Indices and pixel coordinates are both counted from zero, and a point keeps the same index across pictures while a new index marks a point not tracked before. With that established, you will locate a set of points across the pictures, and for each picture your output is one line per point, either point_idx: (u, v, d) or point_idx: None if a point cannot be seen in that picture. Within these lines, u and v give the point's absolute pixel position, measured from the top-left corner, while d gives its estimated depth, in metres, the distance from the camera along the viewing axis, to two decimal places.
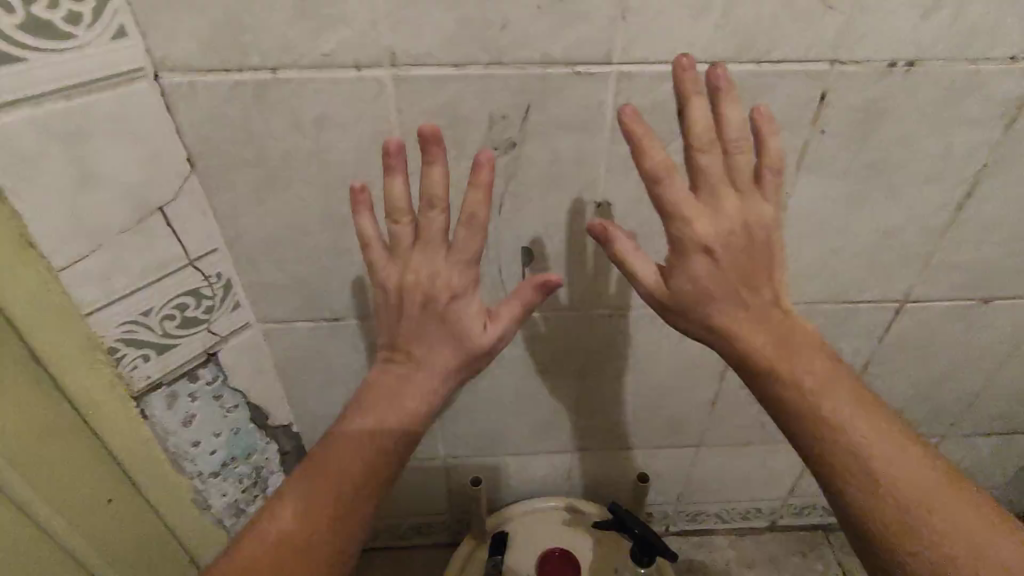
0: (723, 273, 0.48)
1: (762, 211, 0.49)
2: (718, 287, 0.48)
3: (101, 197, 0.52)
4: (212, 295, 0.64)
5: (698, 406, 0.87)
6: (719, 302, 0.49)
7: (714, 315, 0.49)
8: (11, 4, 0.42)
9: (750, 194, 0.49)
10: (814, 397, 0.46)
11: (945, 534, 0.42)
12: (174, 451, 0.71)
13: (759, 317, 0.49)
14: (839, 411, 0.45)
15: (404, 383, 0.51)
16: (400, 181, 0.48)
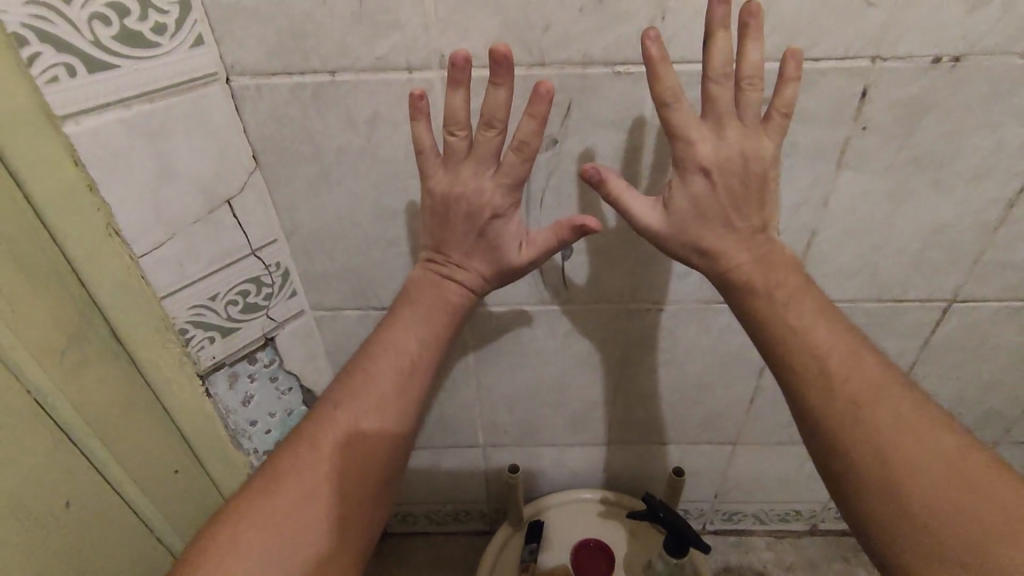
0: (716, 195, 0.49)
1: (762, 147, 0.50)
2: (710, 209, 0.50)
3: (177, 191, 0.57)
4: (271, 283, 0.69)
5: (736, 403, 0.88)
6: (714, 229, 0.51)
7: (711, 241, 0.51)
8: (109, 18, 0.47)
9: (753, 127, 0.49)
10: (804, 329, 0.49)
11: (921, 465, 0.45)
12: (234, 429, 0.77)
13: (756, 249, 0.51)
14: (825, 344, 0.48)
15: (443, 290, 0.57)
16: (462, 95, 0.48)
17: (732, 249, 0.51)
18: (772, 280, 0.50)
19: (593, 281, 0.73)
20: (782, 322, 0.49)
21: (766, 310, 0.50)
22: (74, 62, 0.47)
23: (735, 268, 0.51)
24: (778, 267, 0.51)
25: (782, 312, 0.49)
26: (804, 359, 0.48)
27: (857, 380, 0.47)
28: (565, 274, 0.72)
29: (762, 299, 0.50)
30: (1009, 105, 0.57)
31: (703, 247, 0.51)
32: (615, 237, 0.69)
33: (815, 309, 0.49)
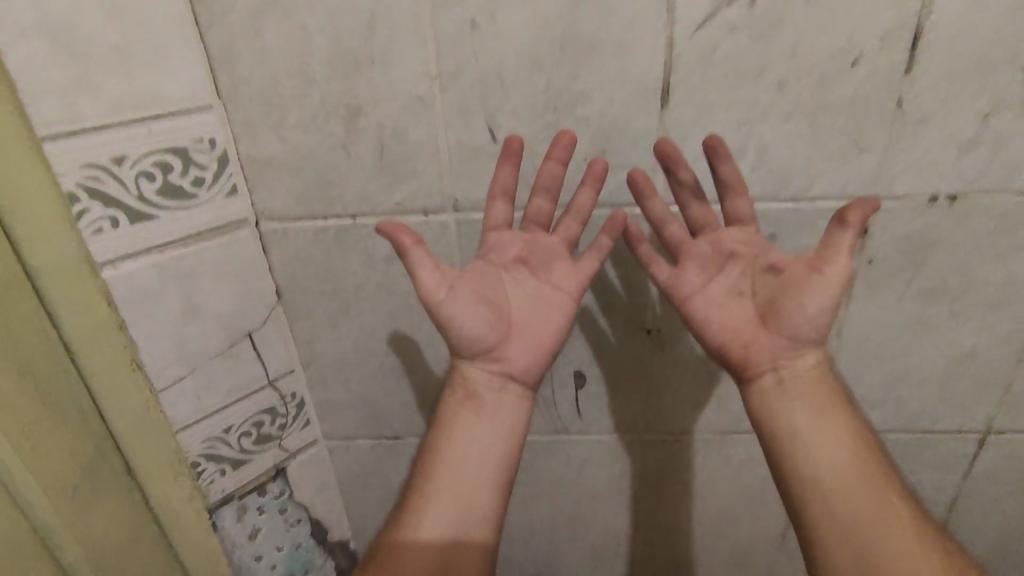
0: (719, 262, 0.55)
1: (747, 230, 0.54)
2: (713, 270, 0.55)
3: (202, 326, 0.59)
4: (285, 413, 0.69)
5: (768, 539, 0.82)
6: (716, 299, 0.55)
7: (713, 309, 0.55)
8: (153, 175, 0.52)
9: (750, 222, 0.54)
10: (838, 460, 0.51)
11: None
12: (238, 565, 0.73)
13: (774, 346, 0.53)
14: (857, 474, 0.51)
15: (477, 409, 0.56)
16: (501, 207, 0.54)
17: (728, 310, 0.55)
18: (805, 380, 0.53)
19: (609, 410, 0.72)
20: (807, 423, 0.52)
21: (793, 409, 0.52)
22: (119, 214, 0.51)
23: (734, 334, 0.55)
24: (770, 332, 0.53)
25: (807, 411, 0.52)
26: (837, 478, 0.50)
27: (861, 498, 0.50)
28: (580, 404, 0.72)
29: (789, 398, 0.53)
30: (1014, 238, 0.57)
31: (751, 338, 0.54)
32: (629, 366, 0.69)
33: (836, 408, 0.53)
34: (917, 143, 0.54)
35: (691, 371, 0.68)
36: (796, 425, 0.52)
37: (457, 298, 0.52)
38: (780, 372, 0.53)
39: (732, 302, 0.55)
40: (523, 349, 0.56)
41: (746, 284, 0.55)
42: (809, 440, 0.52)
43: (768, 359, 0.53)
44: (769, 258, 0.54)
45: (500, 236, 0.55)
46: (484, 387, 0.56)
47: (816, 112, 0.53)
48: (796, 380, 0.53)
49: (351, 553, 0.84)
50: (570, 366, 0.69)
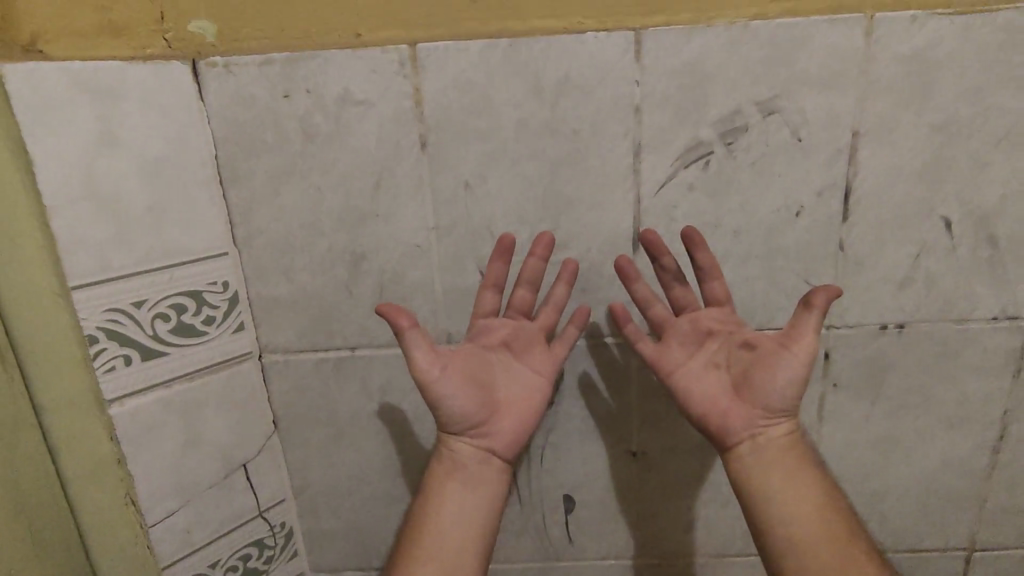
0: (699, 335, 0.58)
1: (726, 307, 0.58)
2: (693, 343, 0.58)
3: (200, 458, 0.61)
4: (273, 544, 0.69)
5: None
6: (697, 371, 0.58)
7: (695, 380, 0.58)
8: (169, 316, 0.57)
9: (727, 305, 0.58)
10: (802, 517, 0.54)
11: None
12: None
13: (748, 413, 0.56)
14: (822, 530, 0.54)
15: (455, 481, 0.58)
16: (489, 297, 0.58)
17: (708, 380, 0.58)
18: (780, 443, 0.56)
19: (599, 535, 0.72)
20: (783, 489, 0.55)
21: (770, 475, 0.55)
22: (133, 353, 0.56)
23: (713, 405, 0.57)
24: (745, 400, 0.56)
25: (778, 474, 0.55)
26: (802, 535, 0.54)
27: (826, 552, 0.54)
28: (570, 529, 0.72)
29: (767, 461, 0.56)
30: (961, 360, 0.62)
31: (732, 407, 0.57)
32: (616, 489, 0.70)
33: (808, 471, 0.56)
34: (861, 279, 0.60)
35: (676, 493, 0.70)
36: (765, 486, 0.55)
37: (447, 380, 0.55)
38: (755, 437, 0.56)
39: (709, 375, 0.58)
40: (511, 426, 0.59)
41: (724, 357, 0.58)
42: (783, 502, 0.55)
43: (744, 425, 0.56)
44: (745, 334, 0.57)
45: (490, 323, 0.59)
46: (470, 464, 0.58)
47: (770, 254, 0.60)
48: (773, 442, 0.56)
49: None
50: (560, 490, 0.70)
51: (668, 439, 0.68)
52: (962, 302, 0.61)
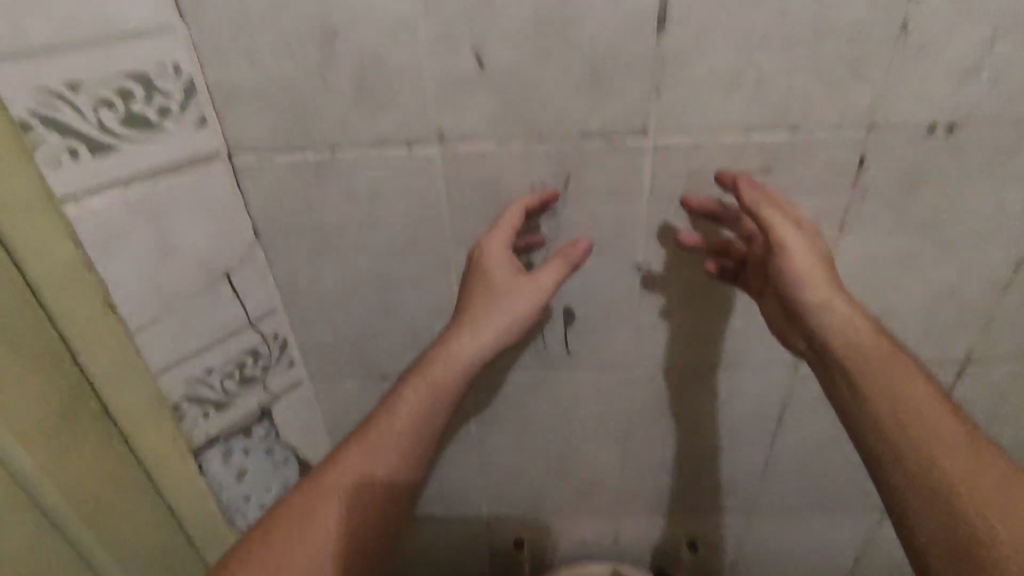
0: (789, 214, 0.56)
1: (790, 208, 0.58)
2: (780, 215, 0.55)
3: (177, 266, 0.57)
4: (268, 353, 0.68)
5: (750, 470, 0.85)
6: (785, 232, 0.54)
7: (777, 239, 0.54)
8: (115, 104, 0.48)
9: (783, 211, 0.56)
10: (877, 369, 0.51)
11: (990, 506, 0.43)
12: (229, 509, 0.73)
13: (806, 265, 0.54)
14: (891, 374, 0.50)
15: (420, 392, 0.57)
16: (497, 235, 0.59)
17: (788, 243, 0.55)
18: (815, 258, 0.55)
19: (598, 347, 0.72)
20: (835, 326, 0.53)
21: (815, 282, 0.54)
22: (78, 146, 0.48)
23: (789, 263, 0.54)
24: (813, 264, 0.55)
25: (813, 264, 0.54)
26: (893, 397, 0.49)
27: (906, 403, 0.49)
28: (567, 359, 0.73)
29: (806, 261, 0.54)
30: (1007, 168, 0.57)
31: (785, 238, 0.54)
32: (618, 304, 0.68)
33: (842, 287, 0.55)
34: (920, 69, 0.52)
35: (681, 308, 0.68)
36: (805, 267, 0.54)
37: (497, 278, 0.59)
38: (813, 276, 0.54)
39: (796, 240, 0.55)
40: (490, 334, 0.58)
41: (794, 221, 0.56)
42: (809, 283, 0.54)
43: (801, 250, 0.54)
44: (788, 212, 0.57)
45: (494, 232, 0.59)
46: (440, 368, 0.58)
47: (820, 35, 0.50)
48: (810, 260, 0.54)
49: None
50: (562, 304, 0.68)
51: (677, 252, 0.64)
52: (1015, 127, 0.54)
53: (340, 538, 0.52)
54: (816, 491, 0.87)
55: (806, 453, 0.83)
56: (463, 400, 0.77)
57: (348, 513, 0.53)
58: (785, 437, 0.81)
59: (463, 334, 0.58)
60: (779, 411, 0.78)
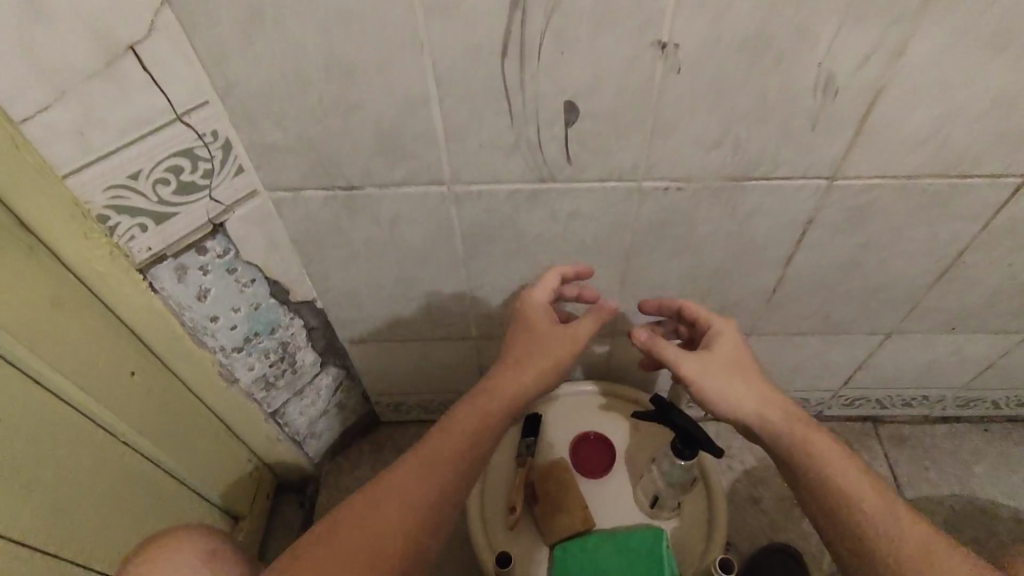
0: (720, 359, 0.66)
1: (720, 345, 0.68)
2: (713, 366, 0.66)
3: (56, 31, 0.43)
4: (209, 157, 0.56)
5: (756, 294, 0.80)
6: (715, 387, 0.65)
7: (705, 379, 0.65)
8: None
9: (710, 356, 0.67)
10: (797, 424, 0.61)
11: (888, 538, 0.52)
12: (192, 326, 0.69)
13: (748, 385, 0.64)
14: (827, 451, 0.58)
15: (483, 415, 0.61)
16: (544, 291, 0.71)
17: (726, 380, 0.65)
18: (744, 348, 0.68)
19: (603, 156, 0.60)
20: (748, 403, 0.63)
21: (747, 363, 0.66)
22: None
23: (733, 408, 0.64)
24: (744, 370, 0.65)
25: (742, 349, 0.68)
26: (819, 454, 0.58)
27: (823, 446, 0.59)
28: (564, 170, 0.62)
29: (739, 349, 0.67)
30: None
31: (717, 327, 0.70)
32: (633, 98, 0.55)
33: (757, 387, 0.64)
34: None
35: (710, 106, 0.55)
36: (740, 354, 0.67)
37: (532, 354, 0.66)
38: (744, 359, 0.66)
39: (735, 379, 0.65)
40: (529, 378, 0.65)
41: (728, 347, 0.67)
42: (743, 363, 0.66)
43: (724, 341, 0.68)
44: (709, 330, 0.70)
45: (537, 299, 0.71)
46: (499, 402, 0.62)
47: None
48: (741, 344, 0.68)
49: (319, 311, 0.81)
50: (561, 98, 0.54)
51: (715, 30, 0.49)
52: None
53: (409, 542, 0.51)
54: (819, 313, 0.83)
55: (818, 277, 0.77)
56: (446, 217, 0.67)
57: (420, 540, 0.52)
58: (801, 260, 0.74)
59: (525, 338, 0.68)
60: (800, 231, 0.69)
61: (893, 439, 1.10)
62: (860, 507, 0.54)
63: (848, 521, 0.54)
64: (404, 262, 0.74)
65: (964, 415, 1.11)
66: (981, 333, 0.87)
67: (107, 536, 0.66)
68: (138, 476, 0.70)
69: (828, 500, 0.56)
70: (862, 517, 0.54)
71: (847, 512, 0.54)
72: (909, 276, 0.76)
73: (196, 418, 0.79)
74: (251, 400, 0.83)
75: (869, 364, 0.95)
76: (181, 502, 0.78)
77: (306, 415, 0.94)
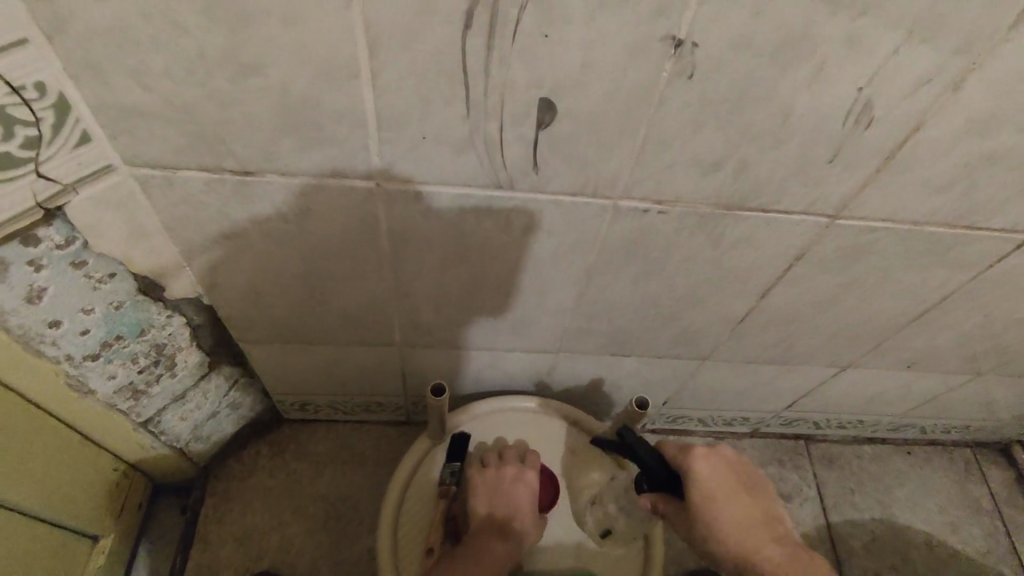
0: (703, 509, 0.58)
1: (698, 483, 0.59)
2: (696, 522, 0.59)
3: None
4: (33, 121, 0.39)
5: (720, 323, 0.72)
6: (704, 541, 0.59)
7: (693, 534, 0.59)
8: None
9: (693, 507, 0.59)
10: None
11: None
12: (21, 335, 0.52)
13: (734, 539, 0.58)
14: None
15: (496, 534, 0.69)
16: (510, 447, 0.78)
17: (713, 534, 0.58)
18: (723, 484, 0.59)
19: (578, 166, 0.48)
20: (733, 549, 0.58)
21: (725, 509, 0.58)
22: None
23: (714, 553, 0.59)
24: (729, 514, 0.58)
25: (721, 488, 0.59)
26: None
27: None
28: (528, 178, 0.49)
29: (716, 493, 0.59)
30: None
31: (689, 464, 0.60)
32: (629, 101, 0.42)
33: (741, 534, 0.58)
34: None
35: (719, 122, 0.44)
36: (719, 502, 0.59)
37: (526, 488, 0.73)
38: (721, 505, 0.58)
39: (719, 535, 0.58)
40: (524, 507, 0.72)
41: (713, 493, 0.59)
42: (719, 515, 0.58)
43: (705, 482, 0.59)
44: (695, 469, 0.59)
45: (523, 472, 0.74)
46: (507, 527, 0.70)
47: None
48: (720, 482, 0.59)
49: (205, 308, 0.66)
50: (537, 91, 0.41)
51: (750, 28, 0.37)
52: None
53: None
54: (781, 344, 0.77)
55: (789, 312, 0.69)
56: (375, 217, 0.54)
57: None
58: (778, 295, 0.66)
59: (502, 513, 0.71)
60: (787, 265, 0.61)
61: (823, 459, 1.09)
62: None
63: None
64: (317, 260, 0.59)
65: (890, 438, 1.11)
66: (932, 371, 0.84)
67: None
68: None
69: None
70: None
71: None
72: (882, 317, 0.70)
73: (36, 436, 0.62)
74: (112, 412, 0.68)
75: (818, 392, 0.91)
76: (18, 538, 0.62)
77: (189, 420, 0.79)
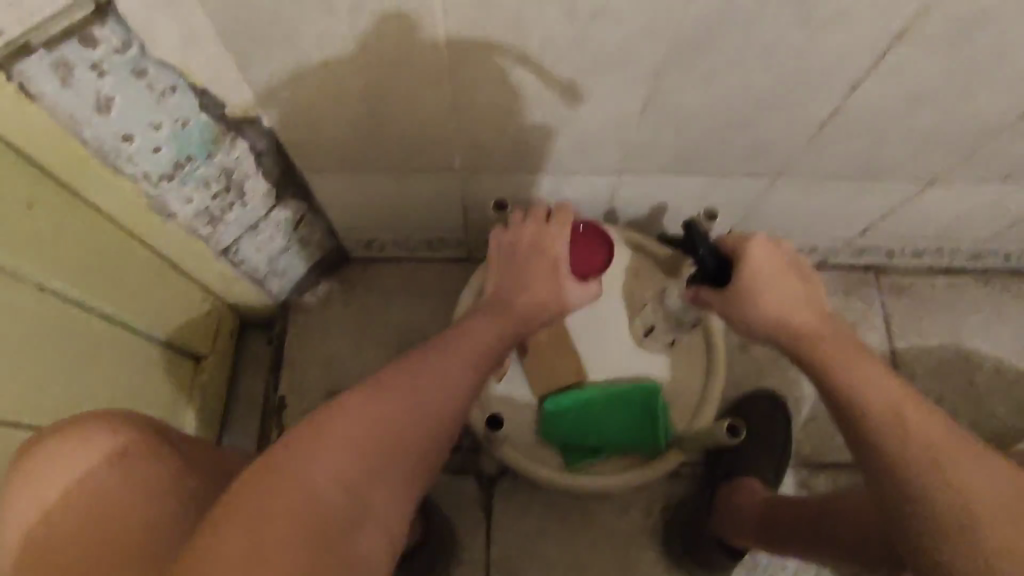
0: (749, 289, 0.58)
1: (750, 262, 0.58)
2: (740, 305, 0.59)
3: None
4: None
5: (799, 130, 0.67)
6: (750, 321, 0.59)
7: (740, 317, 0.59)
8: None
9: (734, 291, 0.59)
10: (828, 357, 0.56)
11: (1009, 545, 0.44)
12: (99, 148, 0.54)
13: (783, 318, 0.58)
14: (885, 412, 0.51)
15: (470, 338, 0.57)
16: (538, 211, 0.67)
17: (760, 315, 0.58)
18: (768, 263, 0.58)
19: None
20: (776, 320, 0.58)
21: (767, 291, 0.58)
22: None
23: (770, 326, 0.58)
24: (781, 290, 0.58)
25: (768, 268, 0.58)
26: (882, 409, 0.52)
27: (910, 417, 0.51)
28: None
29: (761, 271, 0.58)
30: None
31: (743, 250, 0.58)
32: None
33: (787, 312, 0.58)
34: None
35: None
36: (763, 282, 0.58)
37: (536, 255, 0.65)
38: (763, 282, 0.58)
39: (767, 312, 0.58)
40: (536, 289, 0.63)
41: (757, 267, 0.58)
42: (760, 292, 0.58)
43: (756, 262, 0.58)
44: (744, 254, 0.58)
45: (544, 243, 0.65)
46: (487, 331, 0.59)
47: None
48: (768, 261, 0.58)
49: (267, 133, 0.65)
50: None
51: None
52: None
53: (401, 461, 0.46)
54: (864, 155, 0.71)
55: (876, 116, 0.64)
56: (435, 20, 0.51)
57: (408, 459, 0.47)
58: (868, 91, 0.60)
59: (514, 290, 0.63)
60: (883, 49, 0.54)
61: (894, 290, 1.06)
62: (966, 511, 0.46)
63: (959, 539, 0.45)
64: (373, 73, 0.57)
65: (970, 268, 1.06)
66: None
67: (44, 391, 0.58)
68: (63, 325, 0.59)
69: (914, 509, 0.48)
70: (975, 530, 0.45)
71: (952, 526, 0.46)
72: (984, 114, 0.63)
73: (124, 255, 0.66)
74: (196, 239, 0.71)
75: (897, 213, 0.86)
76: (94, 345, 0.64)
77: (264, 252, 0.83)
